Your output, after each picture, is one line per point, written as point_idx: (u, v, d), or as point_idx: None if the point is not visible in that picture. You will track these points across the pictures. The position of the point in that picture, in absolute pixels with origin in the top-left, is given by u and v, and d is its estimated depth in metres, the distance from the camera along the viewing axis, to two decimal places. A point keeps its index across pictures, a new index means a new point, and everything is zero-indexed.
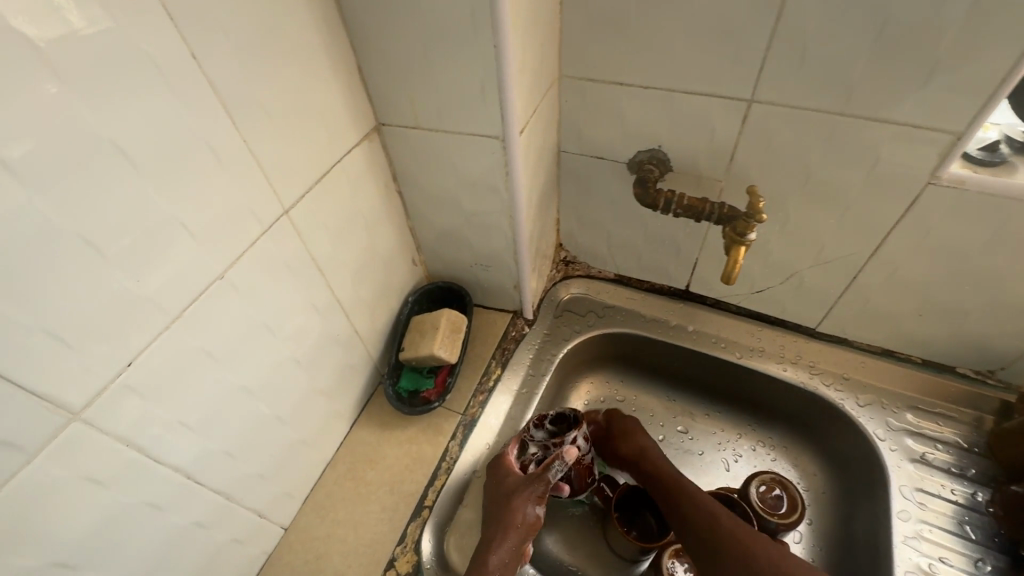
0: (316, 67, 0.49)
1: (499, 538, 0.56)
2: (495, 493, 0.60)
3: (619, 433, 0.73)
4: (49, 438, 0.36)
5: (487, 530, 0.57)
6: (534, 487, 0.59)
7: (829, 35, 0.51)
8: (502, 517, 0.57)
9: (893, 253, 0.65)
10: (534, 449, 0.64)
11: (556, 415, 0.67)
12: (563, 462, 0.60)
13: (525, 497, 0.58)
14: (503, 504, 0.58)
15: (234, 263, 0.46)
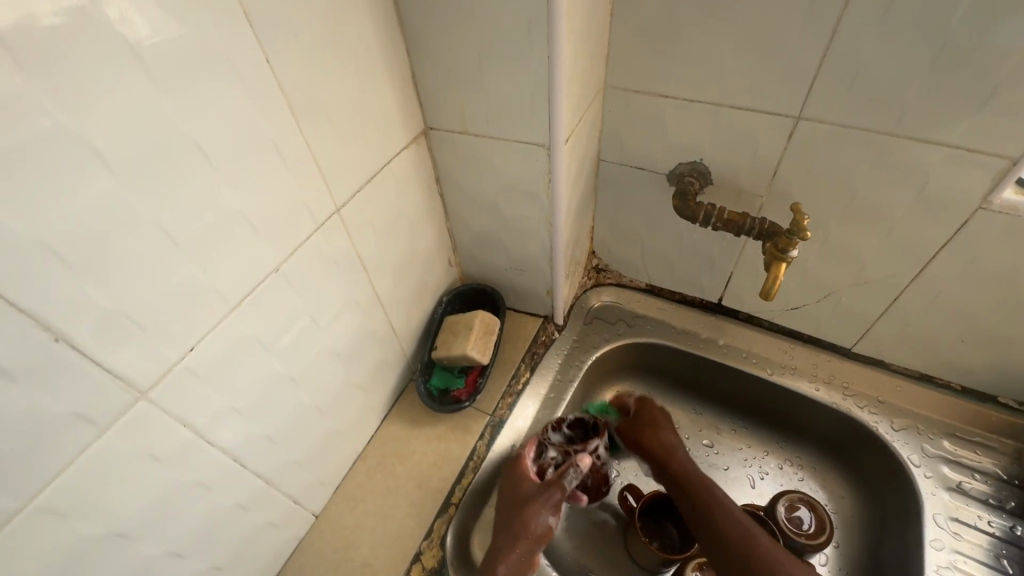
0: (373, 73, 0.52)
1: (511, 547, 0.60)
2: (511, 498, 0.65)
3: (647, 424, 0.75)
4: (120, 416, 0.38)
5: (502, 532, 0.61)
6: (550, 493, 0.64)
7: (887, 52, 0.50)
8: (517, 527, 0.61)
9: (938, 277, 0.63)
10: (552, 455, 0.69)
11: (573, 421, 0.71)
12: (577, 470, 0.66)
13: (541, 504, 0.63)
14: (518, 515, 0.62)
15: (289, 256, 0.49)
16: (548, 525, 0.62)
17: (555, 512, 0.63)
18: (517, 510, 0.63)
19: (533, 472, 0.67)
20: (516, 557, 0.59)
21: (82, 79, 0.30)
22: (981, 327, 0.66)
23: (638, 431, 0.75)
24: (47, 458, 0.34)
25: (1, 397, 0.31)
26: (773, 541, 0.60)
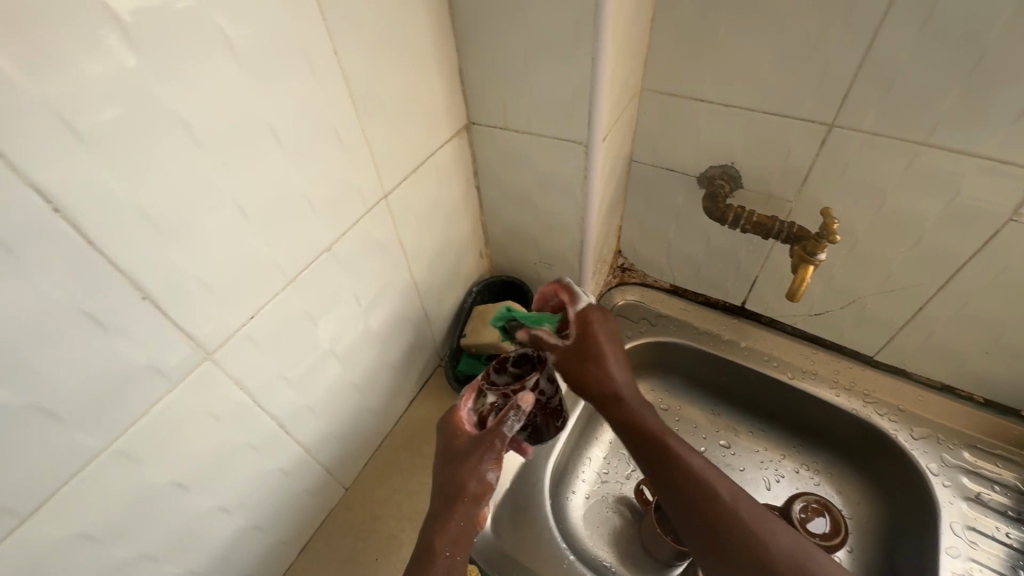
0: (426, 67, 0.55)
1: (448, 516, 0.51)
2: (443, 459, 0.55)
3: (588, 357, 0.62)
4: (189, 373, 0.41)
5: (439, 499, 0.53)
6: (484, 449, 0.53)
7: (924, 63, 0.51)
8: (452, 491, 0.52)
9: (965, 288, 0.64)
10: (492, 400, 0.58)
11: (518, 355, 0.62)
12: (518, 413, 0.53)
13: (478, 460, 0.52)
14: (451, 474, 0.53)
15: (341, 237, 0.52)
16: (487, 481, 0.52)
17: (493, 465, 0.53)
18: (447, 471, 0.54)
19: (469, 423, 0.56)
20: (456, 530, 0.51)
21: (187, 64, 0.33)
22: (1007, 339, 0.66)
23: (579, 364, 0.62)
24: (127, 405, 0.38)
25: (96, 345, 0.34)
26: (734, 490, 0.55)
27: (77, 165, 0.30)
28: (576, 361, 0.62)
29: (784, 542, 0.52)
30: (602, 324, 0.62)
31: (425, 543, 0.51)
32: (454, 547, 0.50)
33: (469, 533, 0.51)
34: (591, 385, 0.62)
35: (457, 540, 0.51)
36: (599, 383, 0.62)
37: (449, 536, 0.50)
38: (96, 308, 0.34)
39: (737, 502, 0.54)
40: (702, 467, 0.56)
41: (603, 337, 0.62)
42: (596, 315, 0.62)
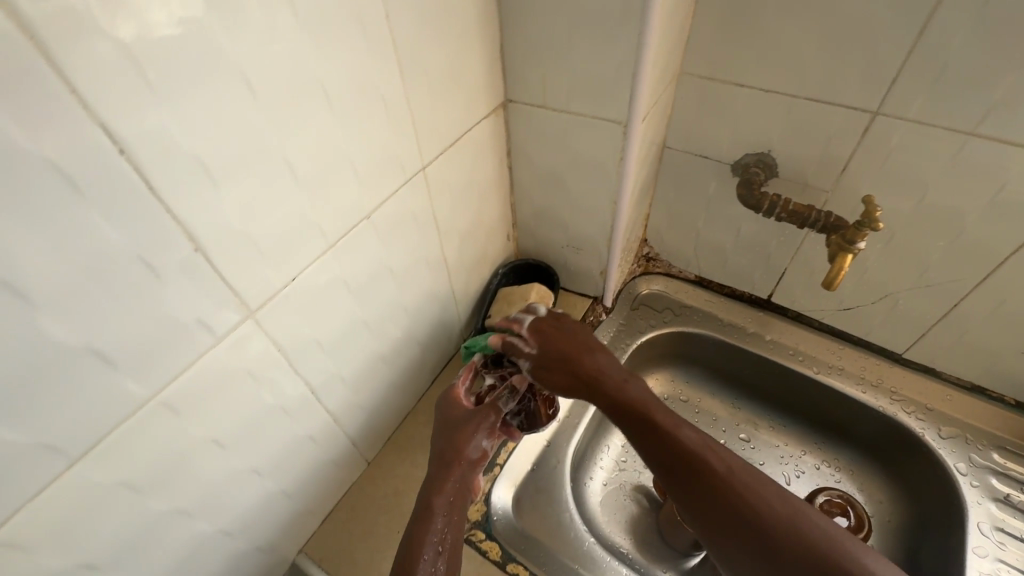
0: (469, 39, 0.55)
1: (446, 476, 0.53)
2: (439, 430, 0.59)
3: (560, 353, 0.57)
4: (231, 329, 0.42)
5: (433, 468, 0.55)
6: (479, 420, 0.58)
7: (980, 49, 0.50)
8: (451, 454, 0.55)
9: (1004, 285, 0.63)
10: (488, 381, 0.63)
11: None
12: (515, 389, 0.62)
13: (472, 429, 0.58)
14: (448, 441, 0.56)
15: (379, 206, 0.52)
16: (481, 449, 0.57)
17: (486, 435, 0.58)
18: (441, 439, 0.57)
19: (467, 399, 0.61)
20: (450, 493, 0.52)
21: (251, 17, 0.34)
22: None
23: (554, 361, 0.57)
24: (172, 357, 0.38)
25: (147, 293, 0.35)
26: (732, 462, 0.46)
27: (145, 110, 0.30)
28: (553, 359, 0.57)
29: (793, 515, 0.43)
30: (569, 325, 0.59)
31: (417, 514, 0.50)
32: (447, 511, 0.51)
33: (464, 497, 0.53)
34: (567, 374, 0.56)
35: (454, 499, 0.52)
36: (579, 368, 0.56)
37: (444, 498, 0.52)
38: (152, 257, 0.34)
39: (736, 475, 0.45)
40: (693, 439, 0.47)
41: (573, 332, 0.59)
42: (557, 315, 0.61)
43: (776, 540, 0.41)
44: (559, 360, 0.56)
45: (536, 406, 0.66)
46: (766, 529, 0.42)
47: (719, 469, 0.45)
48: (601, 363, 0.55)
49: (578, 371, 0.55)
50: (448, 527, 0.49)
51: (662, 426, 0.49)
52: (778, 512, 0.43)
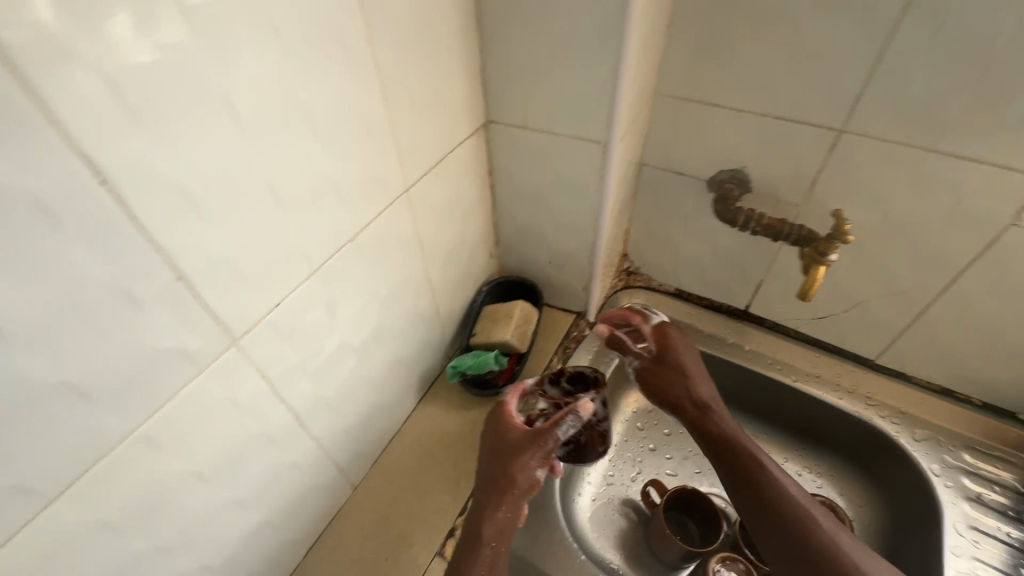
0: (450, 63, 0.56)
1: (498, 506, 0.55)
2: (490, 451, 0.59)
3: (675, 363, 0.67)
4: (214, 357, 0.41)
5: (489, 491, 0.57)
6: (531, 449, 0.57)
7: (933, 71, 0.53)
8: (504, 481, 0.56)
9: (966, 292, 0.66)
10: (541, 406, 0.63)
11: (570, 373, 0.67)
12: (579, 417, 0.59)
13: (528, 458, 0.57)
14: (501, 466, 0.57)
15: (364, 228, 0.52)
16: (533, 479, 0.57)
17: (541, 466, 0.58)
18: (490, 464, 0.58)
19: (519, 418, 0.61)
20: (502, 520, 0.56)
21: (234, 43, 0.34)
22: (1007, 342, 0.68)
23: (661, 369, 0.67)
24: (153, 388, 0.37)
25: (127, 323, 0.34)
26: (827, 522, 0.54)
27: (126, 137, 0.30)
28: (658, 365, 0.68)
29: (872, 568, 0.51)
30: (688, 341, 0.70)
31: (473, 534, 0.55)
32: (499, 536, 0.55)
33: (511, 522, 0.56)
34: (684, 397, 0.65)
35: (501, 528, 0.56)
36: (685, 395, 0.65)
37: (494, 524, 0.55)
38: (133, 286, 0.33)
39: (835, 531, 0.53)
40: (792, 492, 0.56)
41: (690, 352, 0.68)
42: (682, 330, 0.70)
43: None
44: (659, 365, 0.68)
45: (586, 438, 0.62)
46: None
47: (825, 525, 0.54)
48: (710, 398, 0.65)
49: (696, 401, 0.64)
50: (499, 546, 0.55)
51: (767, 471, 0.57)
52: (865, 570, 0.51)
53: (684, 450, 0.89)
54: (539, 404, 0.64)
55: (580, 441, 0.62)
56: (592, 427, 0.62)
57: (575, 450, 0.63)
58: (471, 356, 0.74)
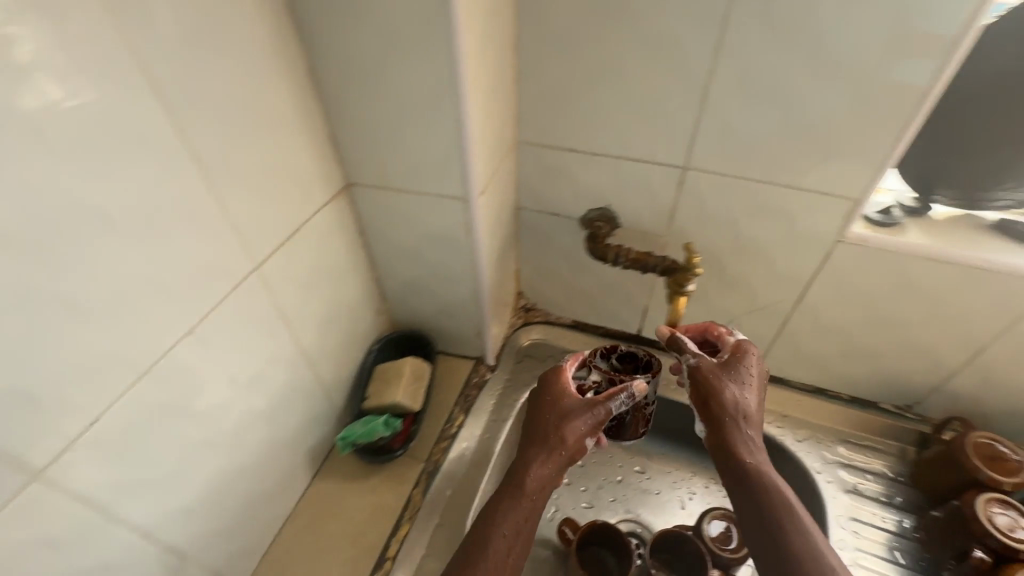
0: (289, 134, 0.54)
1: (544, 462, 0.57)
2: (557, 416, 0.60)
3: (738, 375, 0.57)
4: (12, 495, 0.37)
5: (528, 452, 0.58)
6: (582, 416, 0.59)
7: (747, 113, 0.58)
8: (554, 438, 0.58)
9: (815, 302, 0.72)
10: (593, 377, 0.64)
11: (624, 351, 0.68)
12: (631, 396, 0.60)
13: (568, 424, 0.59)
14: (552, 424, 0.59)
15: (204, 318, 0.49)
16: (578, 448, 0.59)
17: (591, 434, 0.59)
18: (571, 437, 0.58)
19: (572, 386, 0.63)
20: (540, 484, 0.56)
21: None
22: (856, 342, 0.75)
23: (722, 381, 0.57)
24: None
25: None
26: None
27: None
28: (721, 373, 0.58)
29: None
30: (761, 361, 0.61)
31: (508, 493, 0.56)
32: (530, 504, 0.55)
33: (546, 488, 0.57)
34: (728, 408, 0.56)
35: (541, 487, 0.56)
36: (721, 402, 0.56)
37: (531, 485, 0.56)
38: None
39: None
40: (814, 538, 0.49)
41: (757, 369, 0.59)
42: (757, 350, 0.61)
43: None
44: (721, 376, 0.57)
45: (632, 418, 0.64)
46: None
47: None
48: (748, 414, 0.56)
49: (735, 411, 0.56)
50: (526, 514, 0.55)
51: (785, 513, 0.50)
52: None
53: (597, 481, 0.89)
54: (590, 375, 0.65)
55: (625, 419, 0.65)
56: (640, 408, 0.64)
57: (620, 426, 0.65)
58: (361, 424, 0.71)
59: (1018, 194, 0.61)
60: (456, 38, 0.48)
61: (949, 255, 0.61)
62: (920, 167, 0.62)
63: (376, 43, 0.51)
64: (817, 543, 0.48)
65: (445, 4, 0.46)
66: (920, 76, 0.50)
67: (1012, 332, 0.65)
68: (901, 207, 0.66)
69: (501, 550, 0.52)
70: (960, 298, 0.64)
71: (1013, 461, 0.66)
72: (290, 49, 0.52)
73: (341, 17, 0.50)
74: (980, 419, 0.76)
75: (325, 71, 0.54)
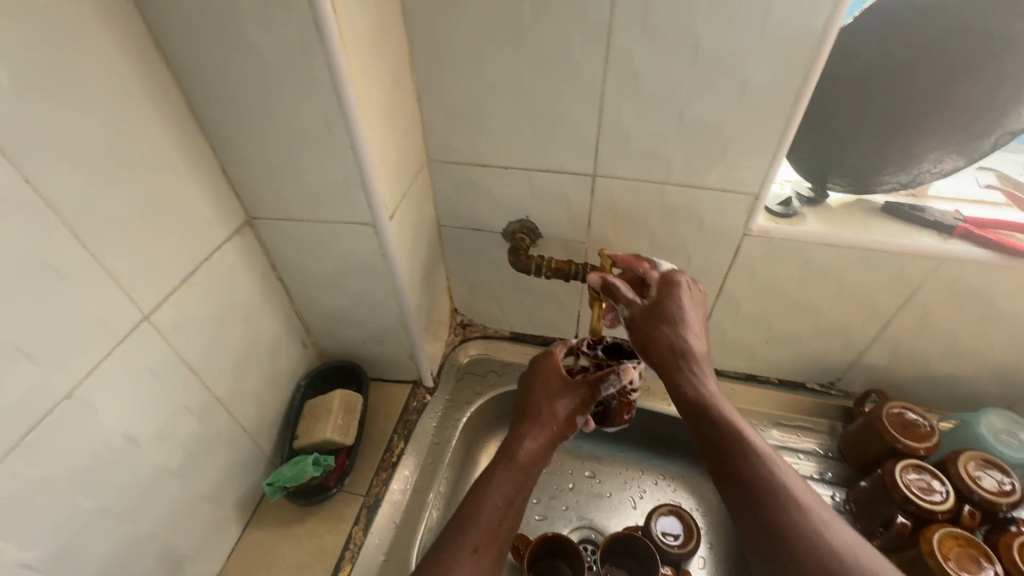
0: (172, 173, 0.51)
1: (536, 433, 0.58)
2: (547, 393, 0.60)
3: (670, 316, 0.57)
4: None
5: (521, 428, 0.58)
6: (573, 395, 0.60)
7: (643, 119, 0.60)
8: (545, 414, 0.59)
9: (734, 293, 0.75)
10: (583, 362, 0.62)
11: (609, 342, 0.63)
12: (620, 378, 0.58)
13: (559, 402, 0.60)
14: (543, 401, 0.60)
15: (85, 379, 0.45)
16: (569, 426, 0.59)
17: (581, 415, 0.60)
18: (562, 414, 0.59)
19: (562, 368, 0.62)
20: (529, 457, 0.56)
21: None
22: (776, 328, 0.78)
23: (656, 326, 0.57)
24: None
25: None
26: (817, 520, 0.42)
27: None
28: (654, 318, 0.57)
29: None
30: (694, 292, 0.60)
31: (498, 465, 0.55)
32: (521, 476, 0.55)
33: (534, 460, 0.56)
34: (666, 350, 0.55)
35: (531, 460, 0.56)
36: (658, 345, 0.56)
37: (522, 457, 0.56)
38: None
39: (806, 499, 0.44)
40: (766, 458, 0.46)
41: (688, 303, 0.58)
42: (689, 282, 0.60)
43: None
44: (655, 321, 0.57)
45: (618, 405, 0.59)
46: (825, 566, 0.39)
47: (798, 496, 0.44)
48: (686, 348, 0.55)
49: (674, 351, 0.55)
50: (515, 485, 0.54)
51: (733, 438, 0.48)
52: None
53: (548, 491, 0.88)
54: (579, 361, 0.62)
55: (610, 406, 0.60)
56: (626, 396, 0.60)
57: (603, 414, 0.61)
58: (289, 467, 0.68)
59: (900, 177, 0.64)
60: (338, 65, 0.47)
61: (846, 240, 0.65)
62: (811, 158, 0.65)
63: (255, 73, 0.49)
64: (765, 459, 0.46)
65: (319, 31, 0.45)
66: (791, 76, 0.53)
67: (910, 306, 0.69)
68: (798, 196, 0.70)
69: (490, 519, 0.51)
70: (860, 279, 0.68)
71: (924, 428, 0.70)
72: (163, 86, 0.49)
73: (214, 50, 0.48)
74: (895, 388, 0.80)
75: (206, 105, 0.52)
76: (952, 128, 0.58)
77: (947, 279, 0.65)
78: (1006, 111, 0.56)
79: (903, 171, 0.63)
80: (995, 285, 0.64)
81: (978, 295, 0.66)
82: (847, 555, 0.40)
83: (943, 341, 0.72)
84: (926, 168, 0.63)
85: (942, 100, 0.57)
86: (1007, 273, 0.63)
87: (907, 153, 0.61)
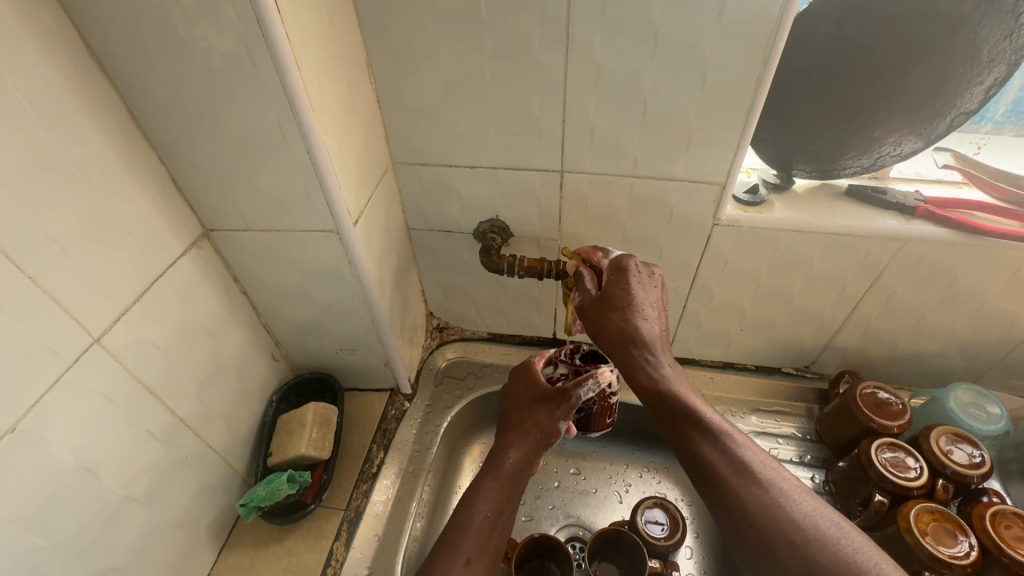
0: (118, 188, 0.49)
1: (516, 444, 0.57)
2: (528, 402, 0.59)
3: (618, 303, 0.55)
4: None
5: (504, 439, 0.57)
6: (552, 402, 0.57)
7: (606, 113, 0.59)
8: (525, 424, 0.58)
9: (706, 283, 0.75)
10: (561, 370, 0.61)
11: (587, 349, 0.62)
12: (597, 382, 0.56)
13: (540, 410, 0.58)
14: (521, 410, 0.59)
15: (32, 410, 0.43)
16: (552, 433, 0.57)
17: (563, 420, 0.57)
18: (542, 420, 0.57)
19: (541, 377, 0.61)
20: (514, 467, 0.55)
21: None
22: (750, 315, 0.78)
23: (607, 315, 0.56)
24: None
25: None
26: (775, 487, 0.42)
27: None
28: (603, 307, 0.56)
29: (836, 538, 0.38)
30: (645, 274, 0.57)
31: (481, 478, 0.55)
32: (506, 487, 0.54)
33: (521, 471, 0.55)
34: (617, 338, 0.54)
35: (514, 471, 0.55)
36: (609, 335, 0.55)
37: (506, 469, 0.55)
38: None
39: (760, 467, 0.44)
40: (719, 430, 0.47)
41: (637, 286, 0.56)
42: (640, 265, 0.58)
43: (803, 553, 0.38)
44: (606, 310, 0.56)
45: (599, 409, 0.58)
46: (782, 531, 0.40)
47: (754, 467, 0.44)
48: (638, 333, 0.54)
49: (625, 337, 0.54)
50: (501, 498, 0.53)
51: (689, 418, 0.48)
52: (833, 546, 0.38)
53: (533, 491, 0.87)
54: (558, 369, 0.61)
55: (593, 411, 0.59)
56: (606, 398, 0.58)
57: (586, 419, 0.59)
58: (263, 486, 0.65)
59: (862, 161, 0.65)
60: (284, 66, 0.45)
61: (813, 226, 0.65)
62: (775, 145, 0.66)
63: (200, 79, 0.47)
64: (719, 431, 0.47)
65: (262, 32, 0.43)
66: (750, 64, 0.53)
67: (877, 287, 0.71)
68: (765, 183, 0.70)
69: (477, 532, 0.51)
70: (828, 263, 0.69)
71: (896, 406, 0.71)
72: (101, 95, 0.47)
73: (154, 56, 0.45)
74: (867, 368, 0.82)
75: (150, 115, 0.50)
76: (908, 111, 0.59)
77: (910, 259, 0.66)
78: (959, 93, 0.57)
79: (865, 155, 0.65)
80: (956, 263, 0.66)
81: (940, 274, 0.67)
82: (802, 518, 0.40)
83: (910, 320, 0.74)
84: (886, 151, 0.64)
85: (898, 83, 0.57)
86: (966, 251, 0.64)
87: (867, 136, 0.62)
